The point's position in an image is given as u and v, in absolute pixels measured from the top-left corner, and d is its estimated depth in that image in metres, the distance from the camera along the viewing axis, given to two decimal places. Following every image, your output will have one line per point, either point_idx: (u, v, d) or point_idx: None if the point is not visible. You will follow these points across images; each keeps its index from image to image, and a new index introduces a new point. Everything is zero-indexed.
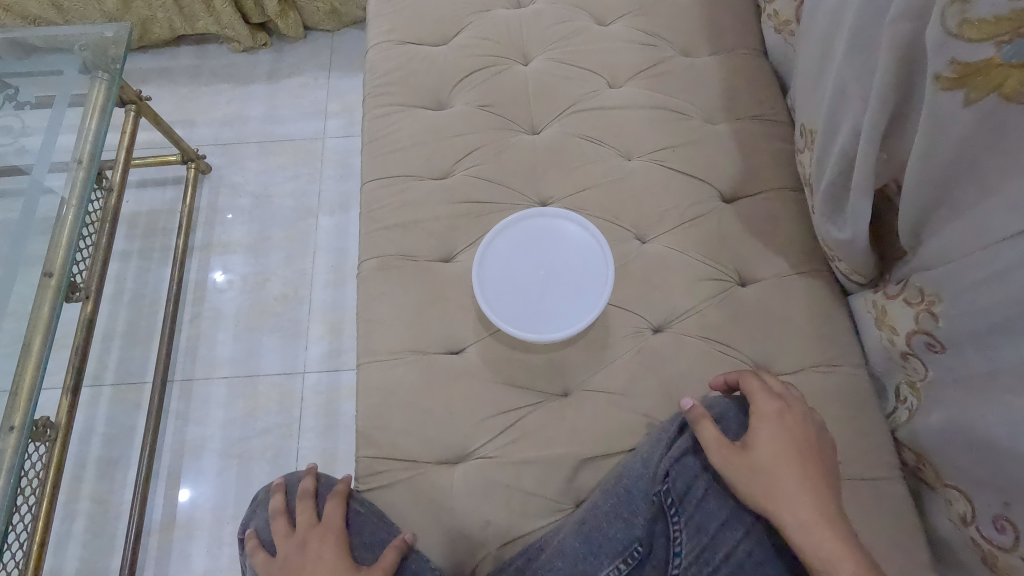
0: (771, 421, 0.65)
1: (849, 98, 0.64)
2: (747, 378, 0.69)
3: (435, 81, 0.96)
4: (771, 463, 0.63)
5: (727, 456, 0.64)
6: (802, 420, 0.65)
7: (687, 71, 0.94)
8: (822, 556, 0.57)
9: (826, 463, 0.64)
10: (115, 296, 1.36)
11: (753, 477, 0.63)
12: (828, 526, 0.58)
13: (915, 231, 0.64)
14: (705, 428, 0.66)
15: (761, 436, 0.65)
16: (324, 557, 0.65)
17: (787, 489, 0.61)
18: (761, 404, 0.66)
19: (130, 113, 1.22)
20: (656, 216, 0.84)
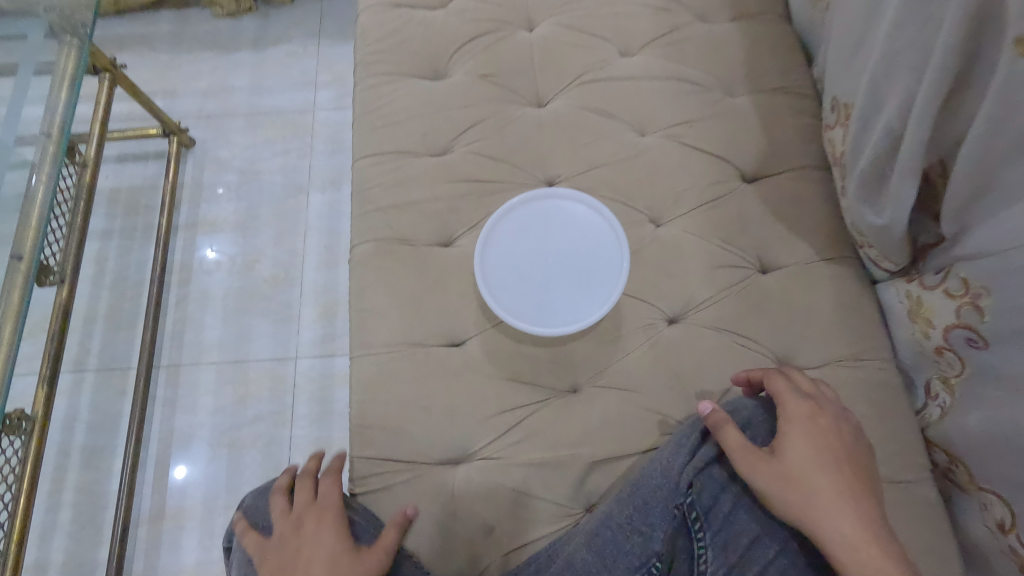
0: (800, 424, 0.60)
1: (899, 65, 0.57)
2: (772, 377, 0.64)
3: (432, 48, 0.89)
4: (802, 469, 0.58)
5: (754, 463, 0.60)
6: (832, 421, 0.61)
7: (706, 38, 0.87)
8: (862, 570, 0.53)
9: (861, 466, 0.59)
10: (95, 277, 1.29)
11: (783, 485, 0.58)
12: (868, 538, 0.54)
13: (961, 217, 0.58)
14: (727, 433, 0.61)
15: (789, 439, 0.60)
16: (321, 537, 0.61)
17: (821, 498, 0.57)
18: (786, 404, 0.62)
19: (104, 82, 1.13)
20: (672, 197, 0.77)
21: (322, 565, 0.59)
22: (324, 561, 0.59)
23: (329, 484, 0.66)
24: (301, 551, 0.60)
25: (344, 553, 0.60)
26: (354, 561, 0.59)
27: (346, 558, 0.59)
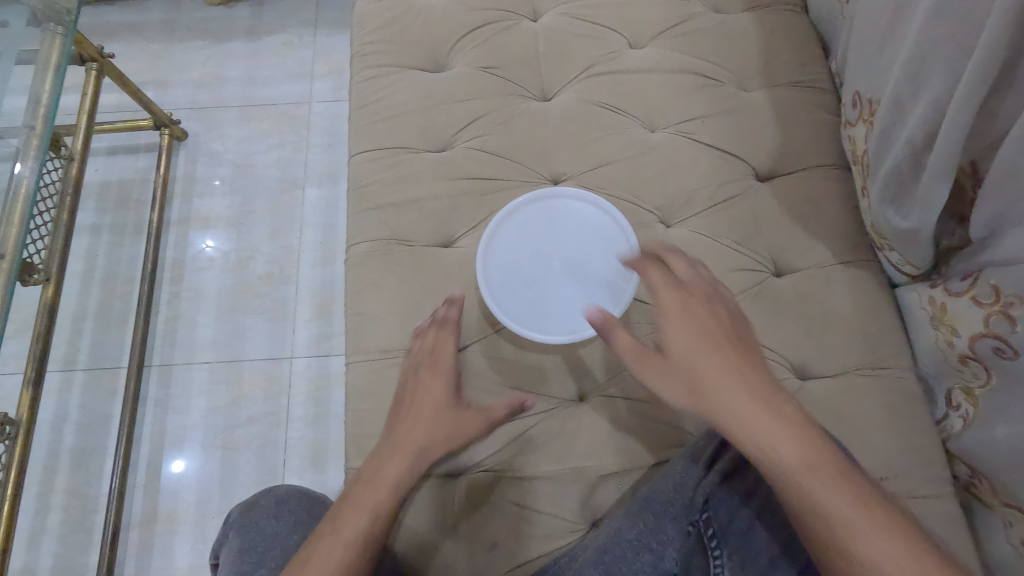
0: (677, 313, 0.58)
1: (934, 60, 0.54)
2: (645, 268, 0.61)
3: (432, 38, 0.85)
4: (695, 361, 0.56)
5: (652, 368, 0.57)
6: (712, 308, 0.59)
7: (719, 29, 0.83)
8: (778, 457, 0.51)
9: (749, 348, 0.57)
10: (85, 274, 1.25)
11: (682, 384, 0.55)
12: (771, 418, 0.52)
13: (993, 221, 0.55)
14: (619, 340, 0.59)
15: (675, 333, 0.57)
16: (434, 387, 0.63)
17: (710, 381, 0.55)
18: (664, 300, 0.59)
19: (91, 72, 1.09)
20: (683, 197, 0.74)
21: (430, 413, 0.62)
22: (429, 413, 0.62)
23: (449, 338, 0.65)
24: (414, 395, 0.63)
25: (453, 411, 0.63)
26: (460, 420, 0.62)
27: (454, 417, 0.62)
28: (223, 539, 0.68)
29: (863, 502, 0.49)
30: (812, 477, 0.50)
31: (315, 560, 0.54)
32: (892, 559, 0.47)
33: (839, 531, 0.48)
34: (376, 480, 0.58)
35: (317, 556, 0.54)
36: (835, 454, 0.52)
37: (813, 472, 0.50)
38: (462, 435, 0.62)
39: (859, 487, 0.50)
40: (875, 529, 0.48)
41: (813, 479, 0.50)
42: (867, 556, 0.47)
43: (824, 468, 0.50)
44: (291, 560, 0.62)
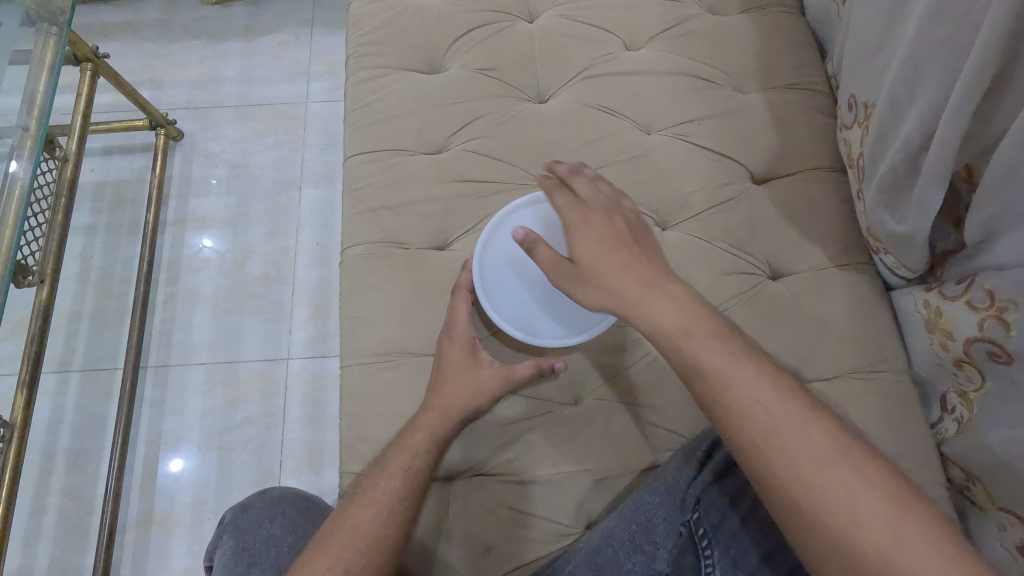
0: (579, 226, 0.63)
1: (930, 63, 0.54)
2: (554, 196, 0.67)
3: (427, 40, 0.84)
4: (594, 259, 0.60)
5: (561, 272, 0.62)
6: (611, 213, 0.64)
7: (716, 30, 0.83)
8: (667, 329, 0.54)
9: (646, 247, 0.62)
10: (81, 274, 1.25)
11: (584, 283, 0.60)
12: (661, 297, 0.56)
13: (987, 225, 0.55)
14: (539, 254, 0.64)
15: (578, 239, 0.62)
16: (454, 355, 0.65)
17: (609, 276, 0.59)
18: (568, 213, 0.65)
19: (86, 72, 1.08)
20: (679, 199, 0.74)
21: (455, 377, 0.63)
22: (455, 377, 0.63)
23: (462, 303, 0.67)
24: (439, 367, 0.65)
25: (476, 374, 0.64)
26: (483, 382, 0.64)
27: (475, 379, 0.63)
28: (220, 535, 0.67)
29: (748, 363, 0.52)
30: (699, 344, 0.53)
31: (354, 517, 0.57)
32: (773, 414, 0.50)
33: (726, 390, 0.51)
34: (406, 443, 0.60)
35: (355, 512, 0.57)
36: (730, 333, 0.55)
37: (702, 340, 0.53)
38: (483, 396, 0.63)
39: (745, 352, 0.53)
40: (757, 388, 0.51)
41: (701, 345, 0.53)
42: (753, 413, 0.50)
43: (709, 335, 0.53)
44: (285, 563, 0.62)
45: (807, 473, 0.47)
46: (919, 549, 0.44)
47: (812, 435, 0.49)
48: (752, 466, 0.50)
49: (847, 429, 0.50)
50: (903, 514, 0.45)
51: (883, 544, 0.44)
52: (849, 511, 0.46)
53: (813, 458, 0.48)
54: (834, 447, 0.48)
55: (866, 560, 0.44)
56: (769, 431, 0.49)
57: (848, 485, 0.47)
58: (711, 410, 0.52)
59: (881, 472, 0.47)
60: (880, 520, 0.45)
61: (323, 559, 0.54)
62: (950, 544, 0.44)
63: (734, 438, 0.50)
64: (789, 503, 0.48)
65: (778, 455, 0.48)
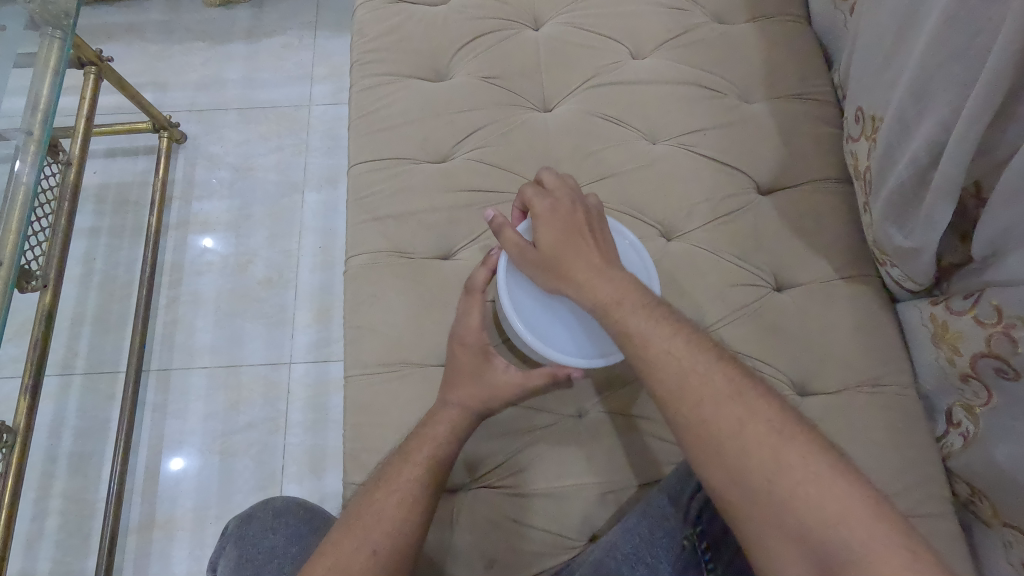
0: (545, 216, 0.62)
1: (942, 78, 0.54)
2: (524, 189, 0.65)
3: (432, 48, 0.84)
4: (555, 244, 0.60)
5: (525, 258, 0.62)
6: (575, 202, 0.63)
7: (722, 39, 0.83)
8: (601, 301, 0.57)
9: (602, 235, 0.62)
10: (83, 277, 1.24)
11: (548, 269, 0.60)
12: (605, 281, 0.57)
13: (996, 241, 0.55)
14: (505, 237, 0.64)
15: (543, 227, 0.62)
16: (466, 358, 0.63)
17: (571, 266, 0.59)
18: (537, 205, 0.63)
19: (89, 75, 1.08)
20: (684, 210, 0.74)
21: (468, 383, 0.62)
22: (467, 384, 0.62)
23: (475, 305, 0.65)
24: (452, 373, 0.63)
25: (488, 378, 0.62)
26: (496, 385, 0.61)
27: (490, 381, 0.62)
28: (224, 542, 0.67)
29: (680, 339, 0.54)
30: (623, 305, 0.56)
31: (377, 503, 0.56)
32: (682, 363, 0.53)
33: (644, 345, 0.54)
34: (424, 436, 0.60)
35: (377, 497, 0.57)
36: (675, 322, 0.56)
37: (629, 306, 0.56)
38: (498, 397, 0.61)
39: (663, 314, 0.56)
40: (670, 341, 0.54)
41: (630, 313, 0.55)
42: (664, 363, 0.53)
43: (631, 298, 0.56)
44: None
45: (708, 413, 0.50)
46: (800, 470, 0.47)
47: (716, 380, 0.52)
48: (664, 411, 0.52)
49: (749, 374, 0.53)
50: (790, 442, 0.48)
51: (770, 468, 0.47)
52: (742, 442, 0.48)
53: (714, 399, 0.50)
54: (735, 390, 0.51)
55: (756, 484, 0.47)
56: (678, 378, 0.52)
57: (742, 420, 0.49)
58: (658, 392, 0.52)
59: (775, 408, 0.50)
60: (768, 447, 0.48)
61: (353, 539, 0.55)
62: (826, 462, 0.47)
63: (648, 387, 0.53)
64: (694, 441, 0.50)
65: (686, 399, 0.51)
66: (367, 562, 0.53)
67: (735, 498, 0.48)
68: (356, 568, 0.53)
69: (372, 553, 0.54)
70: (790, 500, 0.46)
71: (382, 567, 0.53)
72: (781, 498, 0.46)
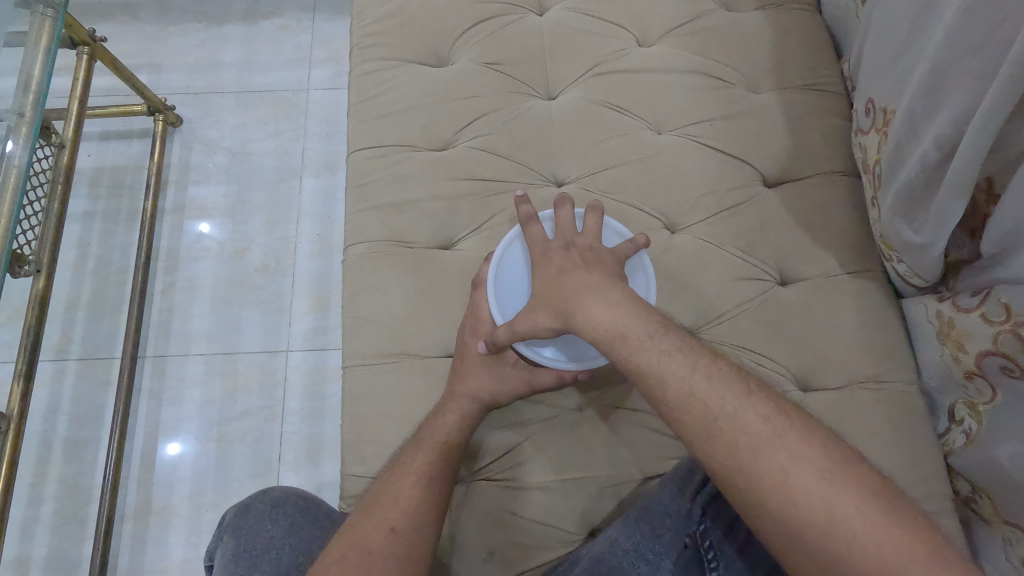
0: (540, 263, 0.62)
1: (959, 71, 0.53)
2: (529, 225, 0.65)
3: (434, 32, 0.82)
4: (549, 283, 0.59)
5: (527, 316, 0.59)
6: (568, 247, 0.62)
7: (730, 27, 0.81)
8: (601, 335, 0.54)
9: (600, 267, 0.59)
10: (78, 261, 1.22)
11: (550, 309, 0.57)
12: (609, 308, 0.54)
13: (1005, 238, 0.54)
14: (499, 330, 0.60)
15: (538, 274, 0.61)
16: (477, 346, 0.63)
17: (571, 300, 0.56)
18: (534, 249, 0.64)
19: (82, 56, 1.05)
20: (689, 202, 0.72)
21: (477, 377, 0.62)
22: (474, 377, 0.62)
23: (484, 298, 0.65)
24: (459, 365, 0.63)
25: (499, 368, 0.63)
26: (506, 378, 0.63)
27: (499, 372, 0.63)
28: (222, 529, 0.66)
29: (701, 377, 0.50)
30: (636, 344, 0.52)
31: (394, 484, 0.56)
32: (708, 405, 0.49)
33: (663, 386, 0.51)
34: (436, 422, 0.60)
35: (392, 481, 0.57)
36: (701, 358, 0.52)
37: (637, 339, 0.53)
38: (507, 390, 0.62)
39: (681, 348, 0.52)
40: (694, 380, 0.50)
41: (639, 346, 0.52)
42: (688, 406, 0.50)
43: (644, 332, 0.53)
44: (285, 566, 0.61)
45: (746, 461, 0.47)
46: (855, 521, 0.43)
47: (750, 423, 0.48)
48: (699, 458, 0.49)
49: (787, 411, 0.49)
50: (840, 488, 0.44)
51: (824, 522, 0.43)
52: (787, 492, 0.45)
53: (749, 443, 0.47)
54: (772, 432, 0.47)
55: (809, 539, 0.44)
56: (707, 424, 0.49)
57: (785, 467, 0.46)
58: (687, 434, 0.50)
59: (819, 449, 0.46)
60: (819, 497, 0.44)
61: (372, 518, 0.55)
62: (883, 511, 0.43)
63: (676, 430, 0.50)
64: (735, 491, 0.47)
65: (718, 445, 0.48)
66: (385, 539, 0.53)
67: (781, 546, 0.45)
68: (375, 546, 0.53)
69: (390, 531, 0.54)
70: (847, 555, 0.43)
71: (401, 545, 0.53)
72: (836, 550, 0.43)
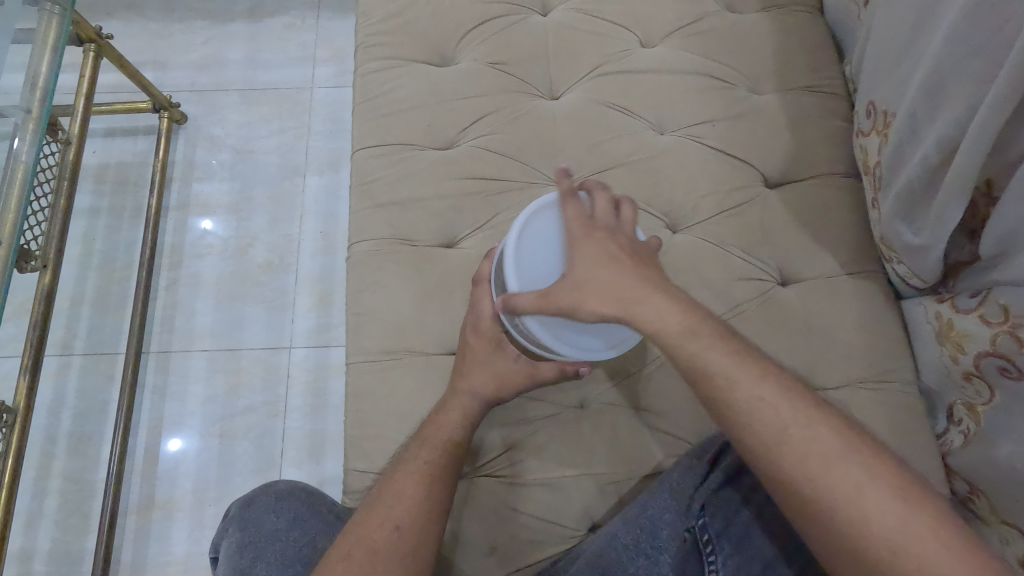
0: (586, 244, 0.59)
1: (960, 73, 0.53)
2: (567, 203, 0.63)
3: (439, 32, 0.83)
4: (599, 266, 0.57)
5: (574, 293, 0.56)
6: (613, 232, 0.61)
7: (733, 28, 0.81)
8: (672, 328, 0.54)
9: (646, 261, 0.59)
10: (83, 257, 1.23)
11: (607, 294, 0.55)
12: (673, 307, 0.55)
13: (1003, 240, 0.55)
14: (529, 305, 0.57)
15: (582, 252, 0.59)
16: (479, 345, 0.64)
17: (634, 292, 0.55)
18: (573, 227, 0.61)
19: (89, 53, 1.06)
20: (691, 202, 0.73)
21: (483, 376, 0.62)
22: (483, 375, 0.62)
23: (486, 295, 0.65)
24: (465, 364, 0.64)
25: (500, 366, 0.63)
26: (508, 375, 0.63)
27: (502, 370, 0.63)
28: (227, 523, 0.67)
29: (771, 385, 0.51)
30: (707, 345, 0.53)
31: (398, 482, 0.57)
32: (780, 414, 0.50)
33: (729, 390, 0.51)
34: (440, 421, 0.61)
35: (397, 478, 0.57)
36: (771, 369, 0.53)
37: (707, 340, 0.53)
38: (509, 387, 0.63)
39: (747, 354, 0.53)
40: (757, 392, 0.51)
41: (710, 348, 0.53)
42: (752, 417, 0.50)
43: (708, 338, 0.54)
44: (291, 558, 0.62)
45: (816, 471, 0.47)
46: (929, 542, 0.44)
47: (824, 436, 0.49)
48: (764, 467, 0.50)
49: (857, 429, 0.50)
50: (915, 510, 0.45)
51: (897, 540, 0.44)
52: (859, 506, 0.46)
53: (821, 454, 0.48)
54: (845, 447, 0.48)
55: (880, 556, 0.44)
56: (777, 432, 0.49)
57: (859, 482, 0.46)
58: (752, 439, 0.50)
59: (892, 469, 0.47)
60: (893, 516, 0.45)
61: (376, 516, 0.55)
62: (956, 534, 0.44)
63: (743, 436, 0.51)
64: (800, 500, 0.48)
65: (787, 452, 0.49)
66: (390, 537, 0.54)
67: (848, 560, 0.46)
68: (380, 545, 0.54)
69: (395, 529, 0.55)
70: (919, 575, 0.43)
71: (405, 545, 0.54)
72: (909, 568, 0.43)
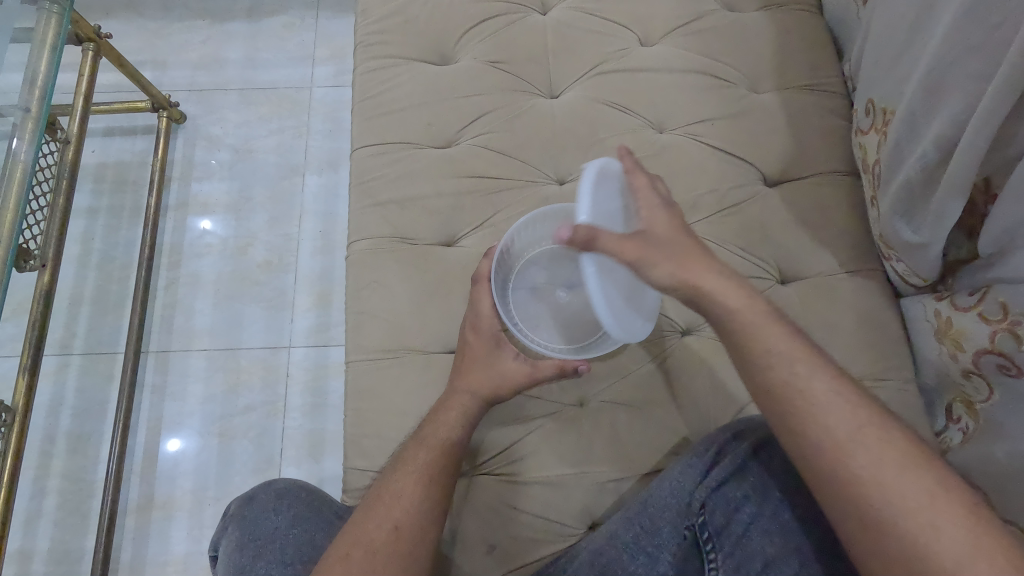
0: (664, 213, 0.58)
1: (959, 71, 0.53)
2: (639, 171, 0.60)
3: (438, 31, 0.83)
4: (678, 237, 0.56)
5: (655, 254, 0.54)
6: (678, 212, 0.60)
7: (732, 27, 0.81)
8: (747, 316, 0.53)
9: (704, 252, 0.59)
10: (82, 257, 1.23)
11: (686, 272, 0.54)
12: (747, 297, 0.54)
13: (1002, 237, 0.55)
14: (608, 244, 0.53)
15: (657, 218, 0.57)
16: (478, 344, 0.64)
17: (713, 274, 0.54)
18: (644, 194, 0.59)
19: (88, 52, 1.06)
20: (691, 200, 0.73)
21: (483, 375, 0.62)
22: (482, 374, 0.62)
23: (485, 294, 0.66)
24: (465, 363, 0.64)
25: (499, 365, 0.63)
26: (507, 375, 0.63)
27: (501, 370, 0.63)
28: (226, 522, 0.66)
29: (844, 385, 0.51)
30: (782, 339, 0.52)
31: (396, 482, 0.57)
32: (855, 414, 0.49)
33: (804, 384, 0.51)
34: (439, 421, 0.61)
35: (394, 478, 0.58)
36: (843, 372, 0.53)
37: (782, 334, 0.53)
38: (508, 386, 0.63)
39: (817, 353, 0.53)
40: (802, 378, 0.51)
41: (786, 342, 0.52)
42: (795, 405, 0.51)
43: (767, 322, 0.53)
44: (290, 556, 0.62)
45: (889, 475, 0.47)
46: (998, 559, 0.43)
47: (897, 443, 0.48)
48: (830, 464, 0.49)
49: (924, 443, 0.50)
50: (985, 527, 0.45)
51: (963, 554, 0.44)
52: (930, 514, 0.45)
53: (895, 459, 0.47)
54: (917, 457, 0.48)
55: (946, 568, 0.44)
56: (852, 430, 0.49)
57: (933, 493, 0.46)
58: (821, 434, 0.49)
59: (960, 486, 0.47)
60: (952, 525, 0.45)
61: (374, 516, 0.55)
62: (994, 542, 0.44)
63: (814, 431, 0.50)
64: (864, 501, 0.47)
65: (860, 452, 0.48)
66: (388, 537, 0.54)
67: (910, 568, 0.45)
68: (378, 546, 0.54)
69: (393, 529, 0.55)
70: None
71: (402, 545, 0.54)
72: None
